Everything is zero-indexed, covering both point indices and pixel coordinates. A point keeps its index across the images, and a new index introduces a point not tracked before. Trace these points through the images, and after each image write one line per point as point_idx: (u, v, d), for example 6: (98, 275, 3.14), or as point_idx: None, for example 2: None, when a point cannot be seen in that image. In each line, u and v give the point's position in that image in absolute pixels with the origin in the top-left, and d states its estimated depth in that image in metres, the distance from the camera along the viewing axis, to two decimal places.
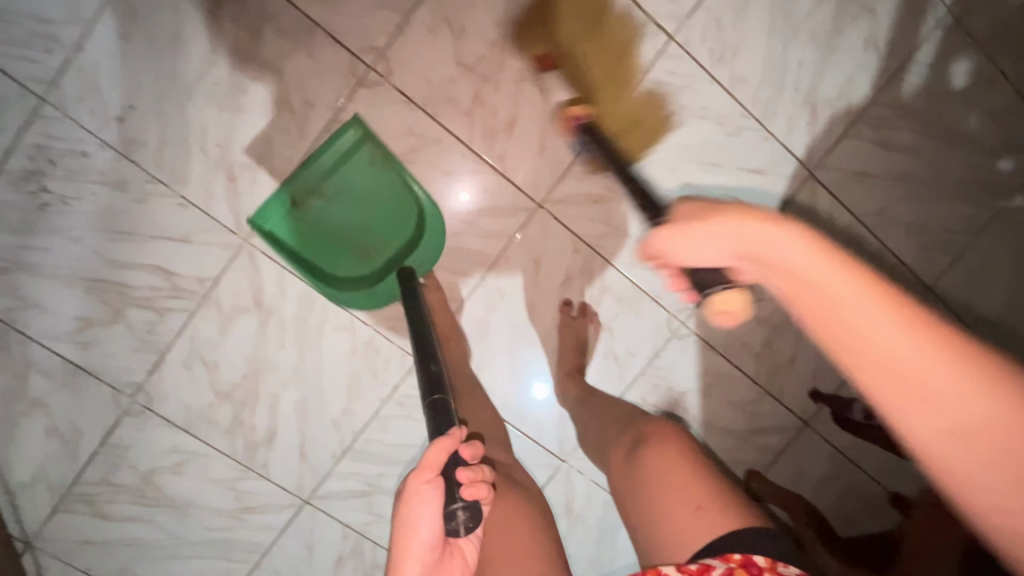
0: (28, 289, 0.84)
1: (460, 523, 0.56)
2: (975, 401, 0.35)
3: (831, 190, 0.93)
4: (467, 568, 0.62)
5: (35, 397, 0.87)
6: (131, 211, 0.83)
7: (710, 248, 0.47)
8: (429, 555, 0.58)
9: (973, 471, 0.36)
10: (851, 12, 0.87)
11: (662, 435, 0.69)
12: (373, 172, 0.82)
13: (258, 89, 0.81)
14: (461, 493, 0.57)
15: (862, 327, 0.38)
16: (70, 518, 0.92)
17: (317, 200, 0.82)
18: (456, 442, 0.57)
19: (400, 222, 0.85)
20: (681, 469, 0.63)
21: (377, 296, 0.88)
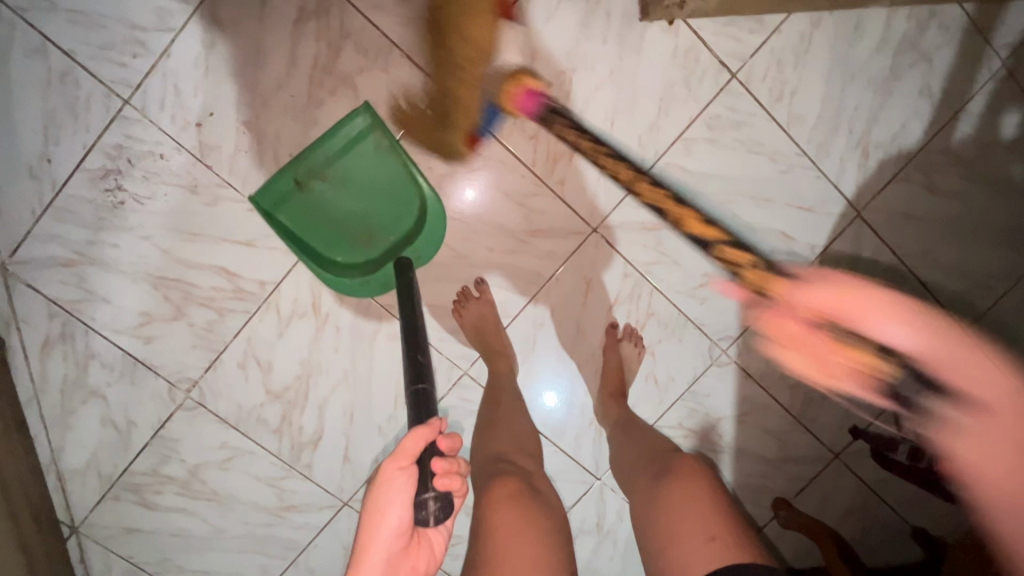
0: (96, 283, 0.86)
1: (430, 514, 0.50)
2: (996, 429, 0.45)
3: (878, 231, 0.95)
4: (433, 557, 0.61)
5: (94, 387, 0.90)
6: (201, 213, 0.86)
7: (827, 298, 0.54)
8: (395, 542, 0.56)
9: (1000, 480, 0.45)
10: (908, 60, 0.90)
11: (686, 470, 0.68)
12: (379, 159, 0.80)
13: (333, 103, 0.84)
14: (433, 483, 0.51)
15: (967, 384, 0.46)
16: (117, 506, 0.95)
17: (320, 183, 0.80)
18: (434, 433, 0.54)
19: (401, 212, 0.83)
20: (699, 502, 0.62)
21: (370, 285, 0.86)
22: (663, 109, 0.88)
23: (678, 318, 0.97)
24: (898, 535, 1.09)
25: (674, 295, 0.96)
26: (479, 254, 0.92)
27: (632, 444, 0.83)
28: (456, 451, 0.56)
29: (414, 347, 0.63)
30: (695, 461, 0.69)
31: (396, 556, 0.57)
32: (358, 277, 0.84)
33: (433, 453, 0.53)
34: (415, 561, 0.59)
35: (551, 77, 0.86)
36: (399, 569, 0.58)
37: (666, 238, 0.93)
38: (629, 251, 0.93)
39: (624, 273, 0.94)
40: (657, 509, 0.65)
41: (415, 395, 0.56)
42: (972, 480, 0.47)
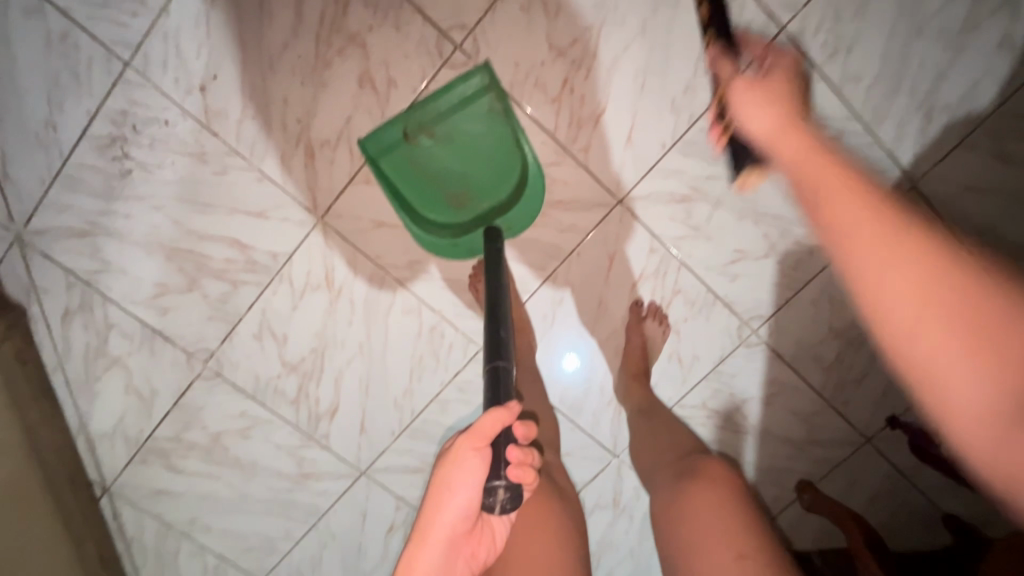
0: (111, 253, 0.86)
1: (498, 501, 0.53)
2: (945, 322, 0.35)
3: (935, 204, 0.87)
4: (493, 548, 0.60)
5: (115, 356, 0.91)
6: (210, 183, 0.83)
7: (974, 378, 0.33)
8: (460, 525, 0.56)
9: (913, 322, 0.36)
10: (987, 8, 0.78)
11: (710, 475, 0.63)
12: (488, 123, 0.77)
13: (343, 63, 0.78)
14: (506, 472, 0.53)
15: (928, 339, 0.35)
16: (145, 468, 0.98)
17: (427, 140, 0.78)
18: (512, 417, 0.53)
19: (500, 180, 0.81)
20: (724, 511, 0.58)
21: (458, 248, 0.85)
22: (701, 67, 0.80)
23: (706, 296, 0.91)
24: (930, 522, 1.05)
25: (704, 272, 0.90)
26: None
27: (656, 443, 0.79)
28: (530, 442, 0.56)
29: (493, 324, 0.62)
30: (720, 466, 0.65)
31: (459, 539, 0.56)
32: (447, 238, 0.83)
33: (508, 440, 0.54)
34: (475, 548, 0.59)
35: (578, 32, 0.78)
36: (461, 553, 0.57)
37: (697, 211, 0.87)
38: (657, 225, 0.87)
39: (651, 248, 0.89)
40: (678, 514, 0.61)
41: (494, 375, 0.57)
42: (913, 370, 0.36)
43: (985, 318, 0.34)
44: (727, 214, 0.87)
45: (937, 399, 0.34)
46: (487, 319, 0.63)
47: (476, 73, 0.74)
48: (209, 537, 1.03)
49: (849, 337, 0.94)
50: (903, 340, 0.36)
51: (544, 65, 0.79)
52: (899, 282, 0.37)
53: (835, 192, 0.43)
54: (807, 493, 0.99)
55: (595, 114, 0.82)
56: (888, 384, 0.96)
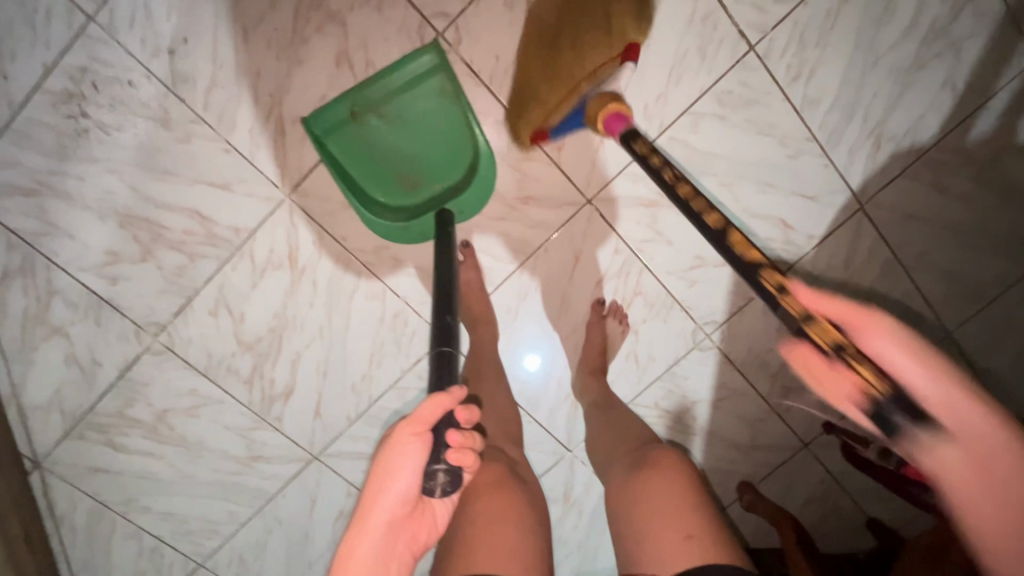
0: (59, 216, 0.81)
1: (438, 485, 0.55)
2: None
3: (878, 225, 0.93)
4: (435, 529, 0.60)
5: (57, 324, 0.86)
6: (173, 150, 0.80)
7: None
8: (399, 508, 0.56)
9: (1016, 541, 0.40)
10: (935, 48, 0.84)
11: (662, 460, 0.66)
12: (437, 102, 0.78)
13: (320, 40, 0.77)
14: (446, 457, 0.55)
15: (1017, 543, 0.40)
16: (82, 444, 0.93)
17: (375, 119, 0.78)
18: (453, 402, 0.54)
19: (451, 160, 0.81)
20: (676, 496, 0.60)
21: (409, 231, 0.84)
22: (673, 78, 0.83)
23: (665, 300, 0.95)
24: (854, 525, 1.12)
25: (664, 276, 0.93)
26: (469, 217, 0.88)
27: (609, 435, 0.80)
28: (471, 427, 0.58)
29: (440, 308, 0.62)
30: (671, 450, 0.67)
31: (399, 522, 0.56)
32: (398, 221, 0.83)
33: (449, 425, 0.55)
34: (416, 530, 0.58)
35: None
36: (401, 535, 0.57)
37: (662, 216, 0.90)
38: (623, 226, 0.90)
39: (615, 249, 0.91)
40: (631, 497, 0.63)
41: (439, 359, 0.58)
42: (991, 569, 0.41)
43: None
44: (690, 221, 0.90)
45: (934, 480, 0.43)
46: (435, 303, 0.63)
47: (422, 52, 0.75)
48: (148, 518, 0.99)
49: None
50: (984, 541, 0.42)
51: None
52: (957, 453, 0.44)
53: (925, 385, 0.45)
54: (747, 495, 1.03)
55: None
56: (827, 393, 1.02)
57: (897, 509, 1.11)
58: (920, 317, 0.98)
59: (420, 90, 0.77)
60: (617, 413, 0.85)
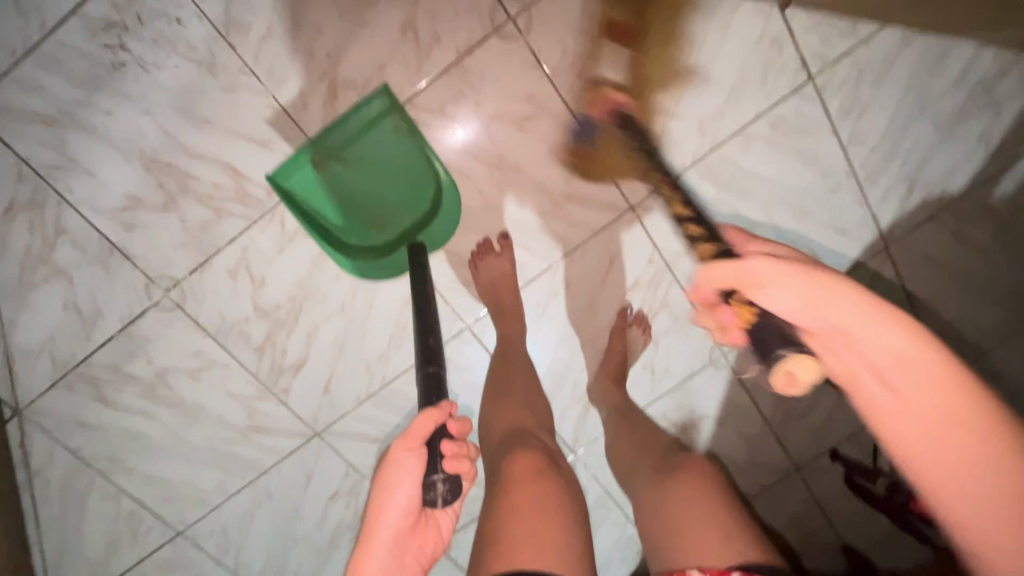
0: (80, 151, 0.76)
1: (438, 495, 0.52)
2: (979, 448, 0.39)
3: (898, 267, 0.96)
4: (440, 540, 0.60)
5: (61, 266, 0.81)
6: (214, 98, 0.76)
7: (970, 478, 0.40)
8: (403, 522, 0.55)
9: (970, 488, 0.40)
10: (978, 104, 0.88)
11: (688, 466, 0.66)
12: (397, 142, 0.77)
13: (389, 6, 0.74)
14: (443, 465, 0.53)
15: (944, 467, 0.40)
16: (69, 395, 0.88)
17: (337, 165, 0.77)
18: (445, 414, 0.55)
19: (416, 196, 0.81)
20: (713, 499, 0.60)
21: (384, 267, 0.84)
22: (732, 97, 0.83)
23: (689, 314, 0.96)
24: (832, 551, 1.15)
25: (692, 290, 0.94)
26: (510, 208, 0.86)
27: (630, 442, 0.81)
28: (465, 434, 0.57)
29: (425, 331, 0.65)
30: (698, 459, 0.67)
31: (404, 537, 0.56)
32: (371, 259, 0.82)
33: (443, 436, 0.54)
34: (423, 542, 0.58)
35: (630, 33, 0.79)
36: (407, 550, 0.56)
37: None
38: (660, 237, 0.90)
39: (650, 259, 0.91)
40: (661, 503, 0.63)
41: (427, 379, 0.59)
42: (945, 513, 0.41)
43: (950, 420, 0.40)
44: None
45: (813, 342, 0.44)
46: (418, 326, 0.65)
47: (375, 96, 0.75)
48: (131, 480, 0.94)
49: None
50: (907, 449, 0.42)
51: (590, 60, 0.79)
52: (891, 343, 0.41)
53: (884, 341, 0.42)
54: None
55: None
56: (826, 422, 1.05)
57: (874, 541, 1.14)
58: None
59: (376, 135, 0.76)
60: (638, 422, 0.84)
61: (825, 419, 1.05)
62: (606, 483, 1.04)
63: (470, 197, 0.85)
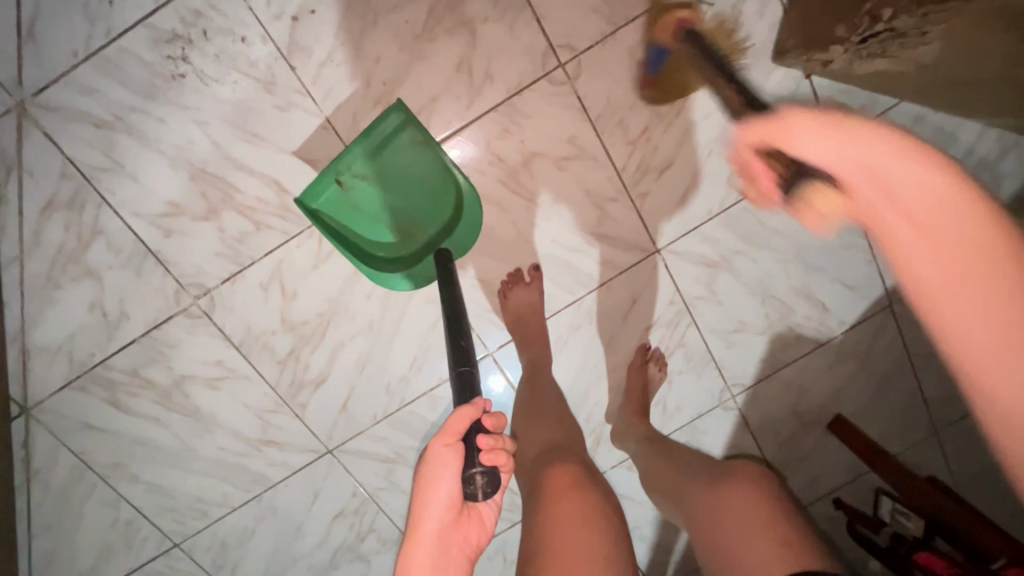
0: (127, 156, 0.77)
1: (478, 488, 0.51)
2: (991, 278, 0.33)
3: (900, 324, 1.01)
4: (484, 530, 0.60)
5: (91, 266, 0.80)
6: (268, 115, 0.77)
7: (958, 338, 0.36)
8: (447, 514, 0.56)
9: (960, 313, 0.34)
10: (981, 178, 0.94)
11: (742, 471, 0.67)
12: (417, 154, 0.77)
13: (447, 43, 0.78)
14: (481, 458, 0.52)
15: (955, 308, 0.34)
16: (82, 397, 0.86)
17: (360, 182, 0.78)
18: (480, 411, 0.55)
19: (439, 204, 0.81)
20: (767, 500, 0.62)
21: (414, 276, 0.84)
22: None
23: (703, 356, 0.99)
24: None
25: (708, 333, 0.97)
26: (543, 241, 0.89)
27: (670, 457, 0.82)
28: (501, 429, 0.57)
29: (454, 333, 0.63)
30: (750, 464, 0.69)
31: (448, 529, 0.56)
32: (401, 270, 0.82)
33: (478, 430, 0.54)
34: (467, 533, 0.58)
35: (670, 89, 0.83)
36: (452, 542, 0.57)
37: (719, 278, 0.94)
38: (682, 280, 0.93)
39: (670, 300, 0.94)
40: (716, 509, 0.63)
41: (460, 376, 0.58)
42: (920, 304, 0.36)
43: (987, 257, 0.33)
44: (743, 287, 0.95)
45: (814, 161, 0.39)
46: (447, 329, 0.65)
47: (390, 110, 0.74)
48: (133, 487, 0.92)
49: (806, 420, 1.05)
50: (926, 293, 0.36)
51: (632, 109, 0.84)
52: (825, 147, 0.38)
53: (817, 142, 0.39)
54: None
55: (662, 165, 0.87)
56: (825, 469, 1.08)
57: None
58: (916, 414, 1.06)
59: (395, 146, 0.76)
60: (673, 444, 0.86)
61: (825, 466, 1.08)
62: None
63: (506, 229, 0.88)
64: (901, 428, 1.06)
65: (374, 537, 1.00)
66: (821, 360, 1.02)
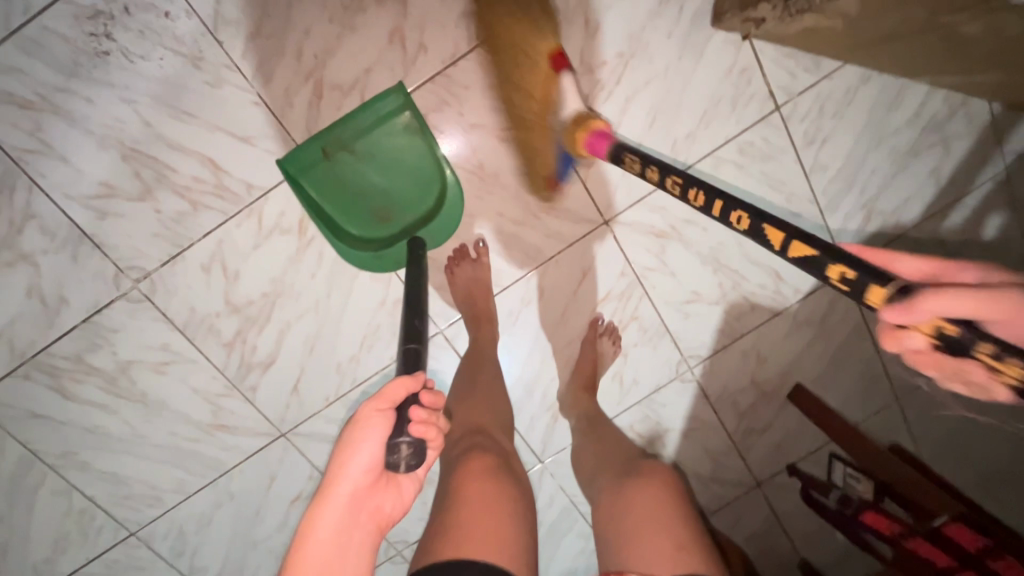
0: (56, 137, 0.76)
1: (402, 458, 0.52)
2: None
3: None
4: (399, 502, 0.59)
5: (27, 251, 0.79)
6: (200, 92, 0.76)
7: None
8: (363, 478, 0.55)
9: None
10: (930, 140, 0.93)
11: (654, 471, 0.67)
12: (406, 139, 0.78)
13: (379, 13, 0.77)
14: (409, 429, 0.53)
15: None
16: (26, 385, 0.85)
17: (348, 156, 0.78)
18: (419, 383, 0.56)
19: (422, 193, 0.83)
20: (665, 504, 0.61)
21: (384, 260, 0.85)
22: (704, 121, 0.88)
23: (658, 328, 0.98)
24: (789, 565, 1.18)
25: (662, 305, 0.97)
26: (487, 217, 0.88)
27: (601, 448, 0.83)
28: (436, 406, 0.58)
29: (412, 311, 0.66)
30: (666, 467, 0.68)
31: (362, 494, 0.56)
32: (372, 251, 0.84)
33: (412, 403, 0.55)
34: (381, 501, 0.57)
35: (607, 57, 0.83)
36: (364, 506, 0.56)
37: (669, 248, 0.94)
38: (632, 251, 0.93)
39: (621, 272, 0.94)
40: (616, 513, 0.63)
41: (406, 354, 0.60)
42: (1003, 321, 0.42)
43: None
44: (694, 257, 0.95)
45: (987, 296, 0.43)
46: (406, 309, 0.67)
47: (391, 92, 0.75)
48: (85, 476, 0.91)
49: (765, 391, 1.05)
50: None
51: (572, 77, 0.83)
52: None
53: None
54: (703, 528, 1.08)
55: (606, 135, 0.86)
56: (786, 439, 1.08)
57: (829, 554, 1.18)
58: (875, 382, 1.05)
59: (390, 128, 0.77)
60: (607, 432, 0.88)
61: (786, 436, 1.08)
62: (571, 492, 1.05)
63: None
64: (860, 395, 1.06)
65: None
66: (777, 329, 1.01)
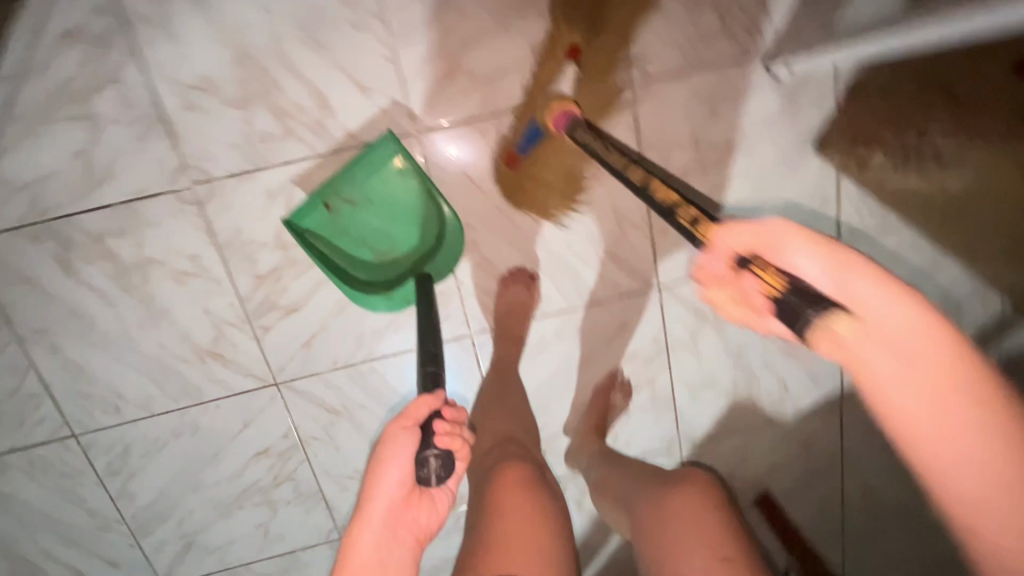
0: (179, 16, 0.73)
1: (432, 471, 0.51)
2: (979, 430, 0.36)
3: (843, 424, 1.07)
4: (437, 516, 0.58)
5: (95, 113, 0.75)
6: (339, 29, 0.76)
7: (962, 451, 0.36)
8: (397, 493, 0.54)
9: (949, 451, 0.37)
10: None
11: (692, 481, 0.67)
12: (401, 182, 0.78)
13: (534, 26, 0.79)
14: (436, 442, 0.52)
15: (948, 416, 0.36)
16: (31, 245, 0.78)
17: (349, 205, 0.79)
18: (440, 400, 0.55)
19: (424, 231, 0.82)
20: (704, 515, 0.62)
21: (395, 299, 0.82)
22: None
23: (667, 400, 1.01)
24: None
25: (677, 380, 1.00)
26: (555, 244, 0.89)
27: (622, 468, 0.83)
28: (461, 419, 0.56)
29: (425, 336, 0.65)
30: (703, 475, 0.69)
31: (398, 509, 0.55)
32: (382, 293, 0.81)
33: (436, 418, 0.54)
34: (417, 515, 0.56)
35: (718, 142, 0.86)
36: (402, 521, 0.55)
37: (703, 331, 0.97)
38: (671, 321, 0.96)
39: (654, 337, 0.97)
40: (657, 522, 0.63)
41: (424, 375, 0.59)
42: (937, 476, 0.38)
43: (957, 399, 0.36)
44: (721, 346, 0.99)
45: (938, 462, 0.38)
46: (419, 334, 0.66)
47: (381, 140, 0.76)
48: (50, 359, 0.83)
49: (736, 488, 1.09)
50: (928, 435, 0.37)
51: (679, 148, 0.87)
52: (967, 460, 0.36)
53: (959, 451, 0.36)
54: None
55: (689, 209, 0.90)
56: None
57: None
58: (831, 510, 1.11)
59: (383, 176, 0.78)
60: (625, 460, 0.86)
61: None
62: None
63: (528, 218, 0.87)
64: (814, 518, 1.12)
65: (291, 484, 0.94)
66: (766, 435, 1.06)
